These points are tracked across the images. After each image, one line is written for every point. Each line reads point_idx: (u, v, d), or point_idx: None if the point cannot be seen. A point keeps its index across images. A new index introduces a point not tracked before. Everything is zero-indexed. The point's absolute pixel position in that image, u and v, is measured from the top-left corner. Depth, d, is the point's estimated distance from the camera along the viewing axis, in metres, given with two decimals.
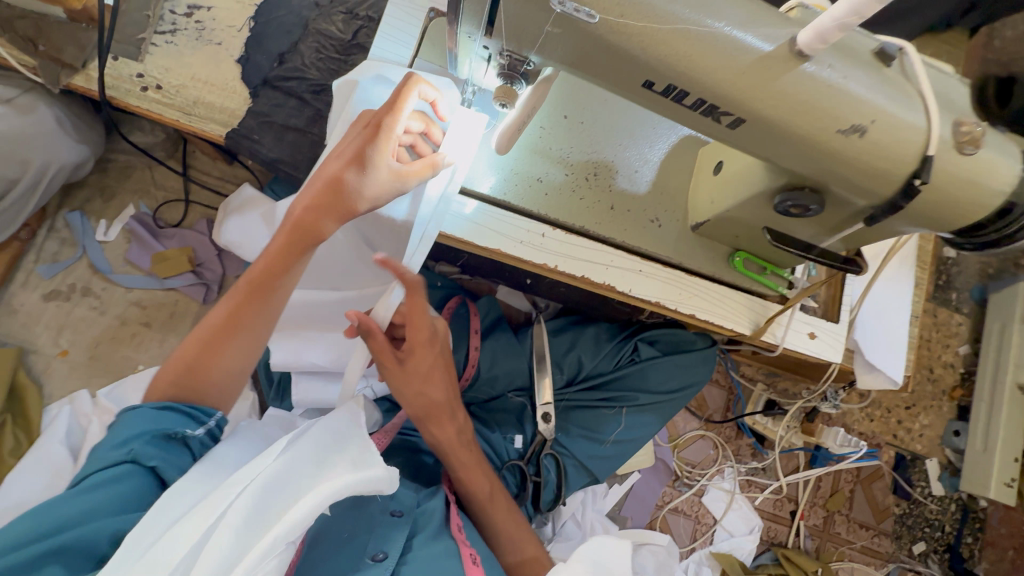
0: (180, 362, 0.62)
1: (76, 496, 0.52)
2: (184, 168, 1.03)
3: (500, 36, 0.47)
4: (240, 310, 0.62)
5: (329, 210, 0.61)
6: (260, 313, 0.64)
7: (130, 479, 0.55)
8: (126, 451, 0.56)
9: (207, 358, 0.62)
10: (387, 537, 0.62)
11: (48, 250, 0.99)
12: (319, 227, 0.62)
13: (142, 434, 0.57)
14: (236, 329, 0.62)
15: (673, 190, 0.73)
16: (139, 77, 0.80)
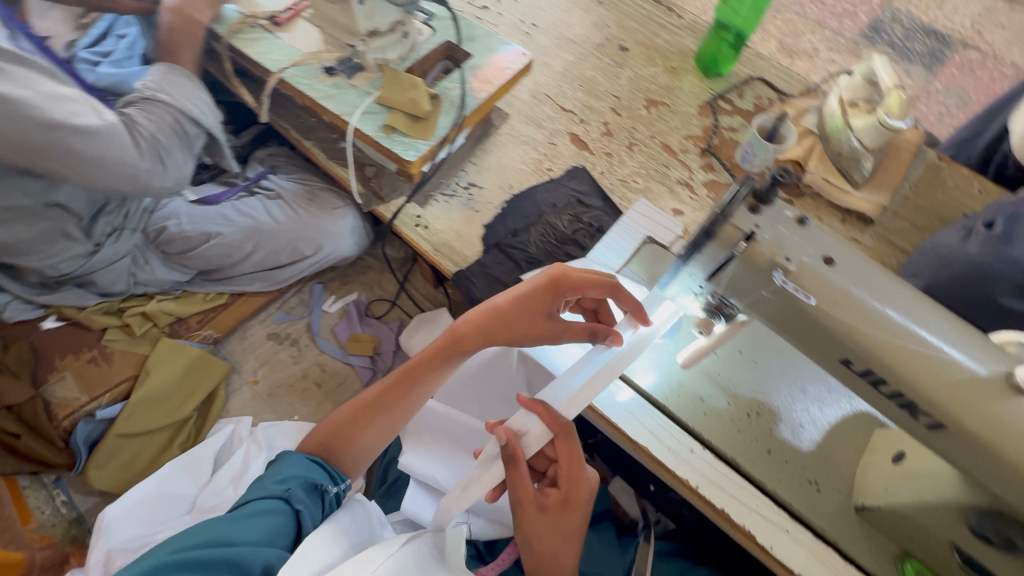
0: (338, 421, 0.81)
1: (239, 519, 0.66)
2: (404, 280, 1.30)
3: (716, 285, 0.58)
4: (389, 391, 0.80)
5: (480, 336, 0.77)
6: (402, 397, 0.80)
7: (278, 515, 0.67)
8: (283, 489, 0.70)
9: (356, 425, 0.79)
10: None
11: (288, 303, 1.29)
12: (466, 343, 0.78)
13: (299, 478, 0.72)
14: (381, 404, 0.80)
15: (836, 458, 0.72)
16: (417, 217, 1.11)
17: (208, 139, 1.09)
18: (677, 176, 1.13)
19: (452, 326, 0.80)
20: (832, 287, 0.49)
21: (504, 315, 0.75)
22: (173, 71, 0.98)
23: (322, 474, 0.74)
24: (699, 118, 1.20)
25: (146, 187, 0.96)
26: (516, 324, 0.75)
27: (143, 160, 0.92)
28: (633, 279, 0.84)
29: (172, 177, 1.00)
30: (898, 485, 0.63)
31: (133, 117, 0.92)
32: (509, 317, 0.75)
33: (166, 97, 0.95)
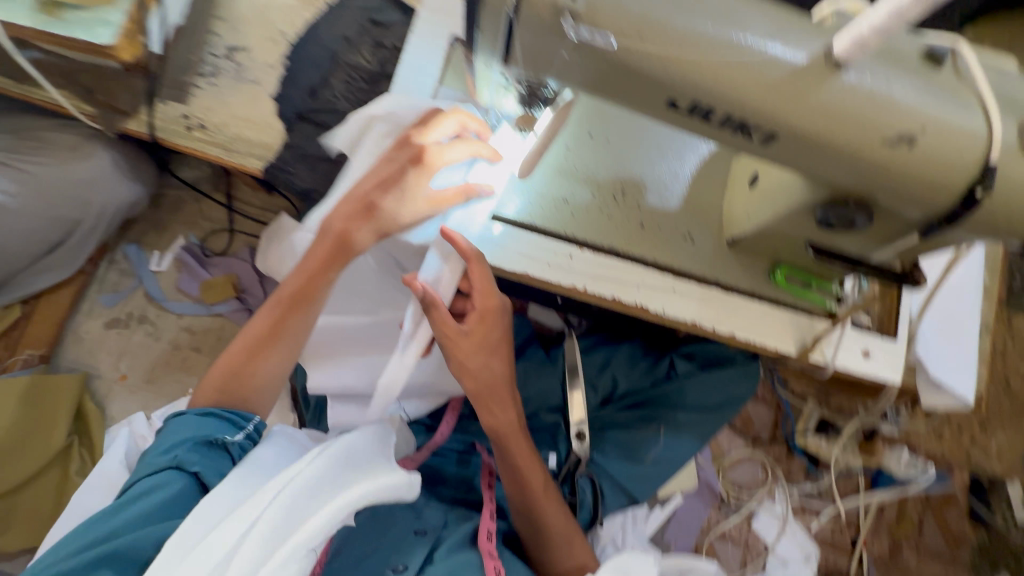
0: (234, 359, 0.69)
1: (124, 506, 0.55)
2: (229, 200, 1.08)
3: (517, 66, 0.45)
4: (285, 318, 0.70)
5: (360, 223, 0.67)
6: (300, 323, 0.71)
7: (173, 483, 0.57)
8: (171, 458, 0.60)
9: (257, 361, 0.69)
10: (409, 552, 0.63)
11: (109, 280, 1.06)
12: (354, 237, 0.68)
13: (184, 441, 0.62)
14: (281, 334, 0.70)
15: (704, 204, 0.71)
16: (184, 118, 0.85)
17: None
18: None
19: (329, 228, 0.69)
20: (631, 16, 0.39)
21: (381, 201, 0.66)
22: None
23: (224, 423, 0.66)
24: None
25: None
26: (394, 207, 0.66)
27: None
28: (454, 97, 0.70)
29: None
30: (756, 206, 0.63)
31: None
32: (383, 199, 0.66)
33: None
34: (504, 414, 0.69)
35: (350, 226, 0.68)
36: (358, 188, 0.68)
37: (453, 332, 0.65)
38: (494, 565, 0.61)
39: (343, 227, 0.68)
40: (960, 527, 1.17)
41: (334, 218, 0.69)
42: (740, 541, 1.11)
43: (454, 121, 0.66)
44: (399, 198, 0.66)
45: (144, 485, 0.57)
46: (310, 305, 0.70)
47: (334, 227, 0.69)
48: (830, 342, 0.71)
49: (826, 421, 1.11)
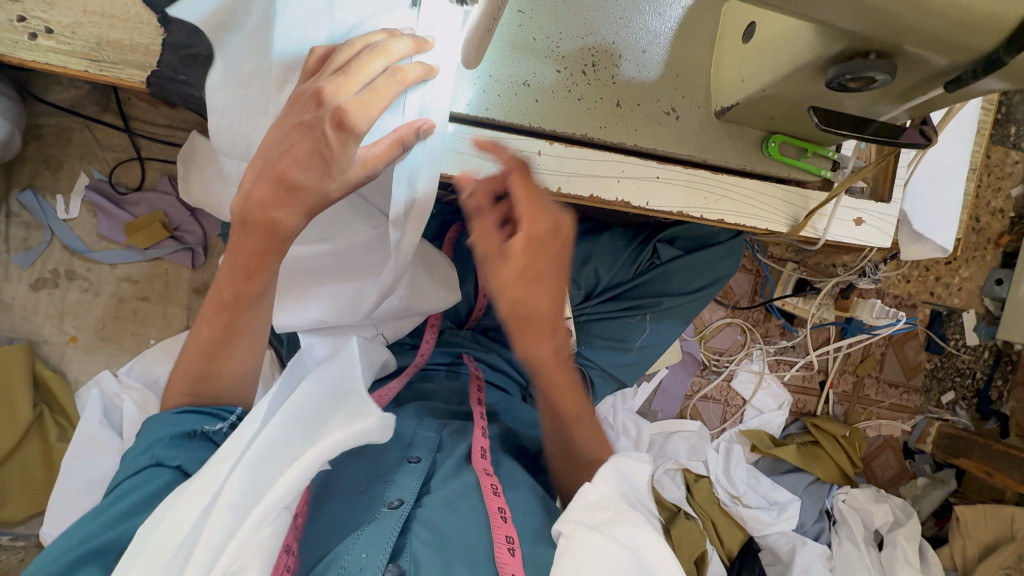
0: (189, 371, 0.61)
1: (109, 504, 0.53)
2: (126, 121, 0.90)
3: None
4: (230, 323, 0.60)
5: (284, 207, 0.53)
6: (251, 323, 0.61)
7: (156, 479, 0.56)
8: (149, 457, 0.57)
9: (213, 371, 0.61)
10: (401, 484, 0.62)
11: (16, 237, 0.92)
12: (277, 220, 0.54)
13: (160, 438, 0.58)
14: (231, 340, 0.60)
15: (688, 69, 0.61)
16: (21, 21, 0.64)
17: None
18: None
19: (243, 212, 0.54)
20: None
21: (301, 177, 0.52)
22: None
23: (198, 419, 0.61)
24: None
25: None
26: (320, 182, 0.52)
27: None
28: None
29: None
30: (753, 67, 0.53)
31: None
32: (305, 175, 0.52)
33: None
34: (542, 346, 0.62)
35: (273, 210, 0.53)
36: (268, 162, 0.52)
37: (494, 249, 0.55)
38: (491, 483, 0.64)
39: (263, 216, 0.54)
40: (917, 358, 1.27)
41: (242, 199, 0.54)
42: (721, 400, 1.20)
43: (374, 60, 0.50)
44: (325, 171, 0.52)
45: (128, 485, 0.55)
46: (257, 301, 0.60)
47: (247, 212, 0.54)
48: (823, 214, 0.66)
49: (804, 282, 1.11)
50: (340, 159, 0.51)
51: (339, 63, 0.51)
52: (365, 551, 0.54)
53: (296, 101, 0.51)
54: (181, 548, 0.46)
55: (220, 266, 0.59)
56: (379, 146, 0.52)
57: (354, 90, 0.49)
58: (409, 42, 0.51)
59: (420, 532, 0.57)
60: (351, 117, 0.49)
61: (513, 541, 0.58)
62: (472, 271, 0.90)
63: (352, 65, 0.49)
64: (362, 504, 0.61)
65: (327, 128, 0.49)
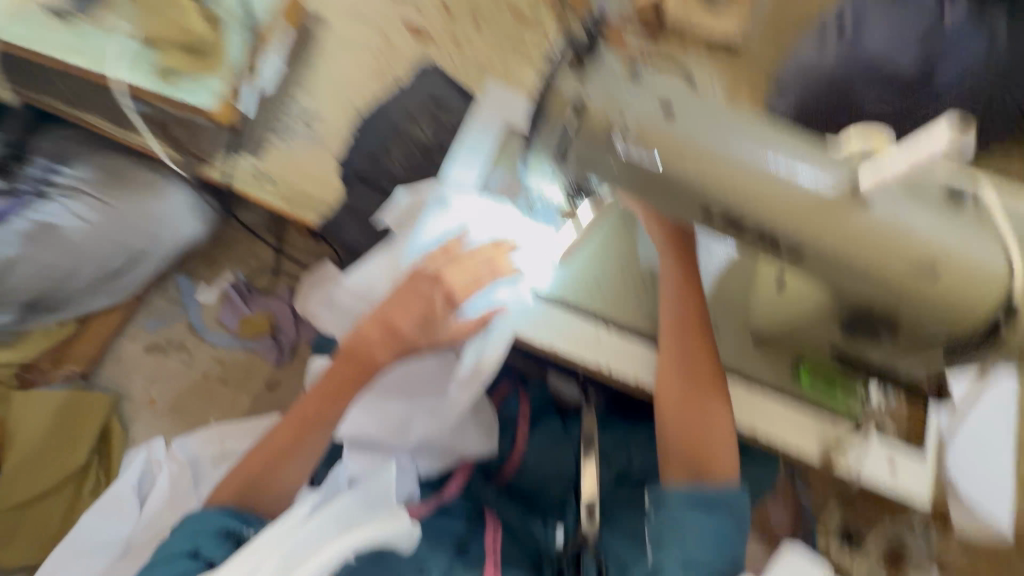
0: (249, 471, 0.69)
1: None
2: (278, 242, 1.15)
3: (568, 164, 0.51)
4: (300, 436, 0.71)
5: (385, 346, 0.72)
6: (317, 440, 0.71)
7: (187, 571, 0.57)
8: (189, 544, 0.59)
9: (269, 477, 0.68)
10: None
11: (156, 307, 1.12)
12: (372, 355, 0.72)
13: (208, 529, 0.61)
14: (297, 450, 0.70)
15: (731, 298, 0.73)
16: (256, 170, 0.93)
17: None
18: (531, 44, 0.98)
19: (350, 346, 0.72)
20: (675, 141, 0.45)
21: (406, 326, 0.71)
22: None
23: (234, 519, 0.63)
24: None
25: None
26: (420, 332, 0.71)
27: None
28: (501, 179, 0.74)
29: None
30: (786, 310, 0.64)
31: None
32: (410, 324, 0.71)
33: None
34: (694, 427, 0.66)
35: (376, 349, 0.72)
36: (384, 311, 0.71)
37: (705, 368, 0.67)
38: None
39: (366, 350, 0.71)
40: None
41: (351, 335, 0.73)
42: None
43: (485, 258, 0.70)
44: (428, 327, 0.71)
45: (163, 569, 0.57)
46: (327, 421, 0.71)
47: (351, 345, 0.72)
48: (854, 449, 0.70)
49: (849, 532, 1.06)
50: (439, 322, 0.70)
51: (454, 253, 0.71)
52: None
53: (416, 276, 0.71)
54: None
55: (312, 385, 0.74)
56: (470, 321, 0.70)
57: (461, 275, 0.69)
58: (507, 250, 0.70)
59: None
60: (457, 297, 0.69)
61: None
62: (513, 428, 0.96)
63: (464, 260, 0.70)
64: None
65: (438, 298, 0.69)
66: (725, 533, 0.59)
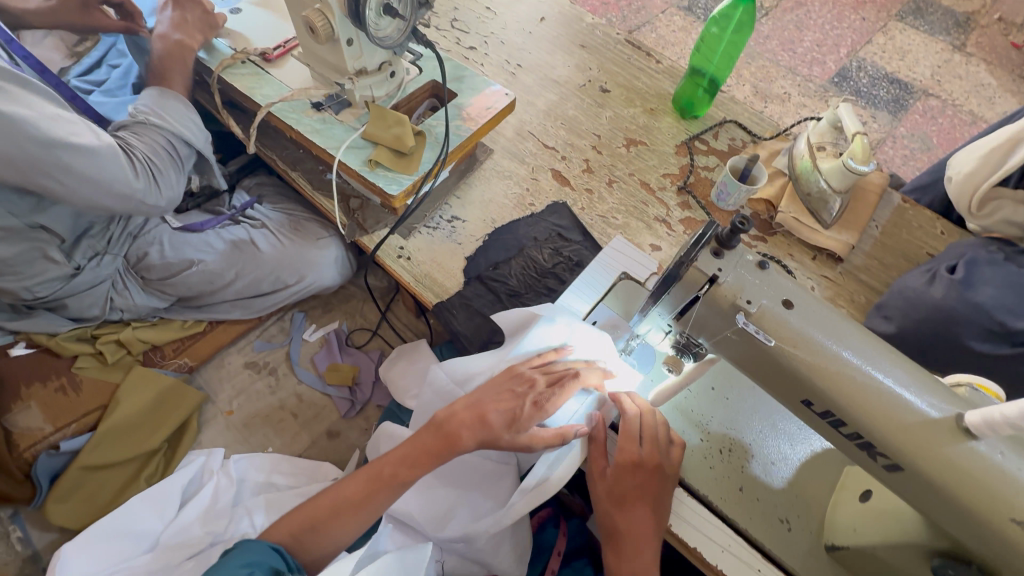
0: (311, 517, 0.73)
1: None
2: (386, 308, 1.29)
3: (686, 322, 0.59)
4: (370, 495, 0.74)
5: (470, 430, 0.74)
6: (380, 503, 0.75)
7: None
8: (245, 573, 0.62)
9: (328, 528, 0.73)
10: None
11: (268, 331, 1.27)
12: (459, 440, 0.74)
13: (262, 564, 0.64)
14: (361, 508, 0.74)
15: (807, 497, 0.72)
16: (400, 249, 1.11)
17: (197, 159, 1.08)
18: (655, 213, 1.14)
19: (439, 424, 0.76)
20: (791, 330, 0.51)
21: (494, 419, 0.73)
22: (165, 95, 0.99)
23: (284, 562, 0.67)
24: (676, 157, 1.22)
25: (140, 206, 0.93)
26: (502, 428, 0.73)
27: (137, 180, 0.89)
28: (607, 315, 0.81)
29: (166, 196, 0.97)
30: (867, 524, 0.65)
31: (130, 141, 0.91)
32: (497, 417, 0.73)
33: (159, 120, 0.95)
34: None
35: (464, 431, 0.74)
36: (481, 399, 0.76)
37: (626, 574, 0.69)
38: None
39: (455, 430, 0.74)
40: None
41: (445, 414, 0.77)
42: None
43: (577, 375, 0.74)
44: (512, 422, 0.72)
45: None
46: (395, 487, 0.75)
47: (443, 424, 0.76)
48: None
49: None
50: (523, 422, 0.72)
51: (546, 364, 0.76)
52: None
53: (513, 375, 0.76)
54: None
55: (392, 449, 0.77)
56: (548, 432, 0.72)
57: (556, 386, 0.73)
58: (599, 375, 0.74)
59: None
60: (549, 404, 0.71)
61: None
62: (543, 558, 0.93)
63: (557, 372, 0.74)
64: None
65: (527, 402, 0.72)
66: None
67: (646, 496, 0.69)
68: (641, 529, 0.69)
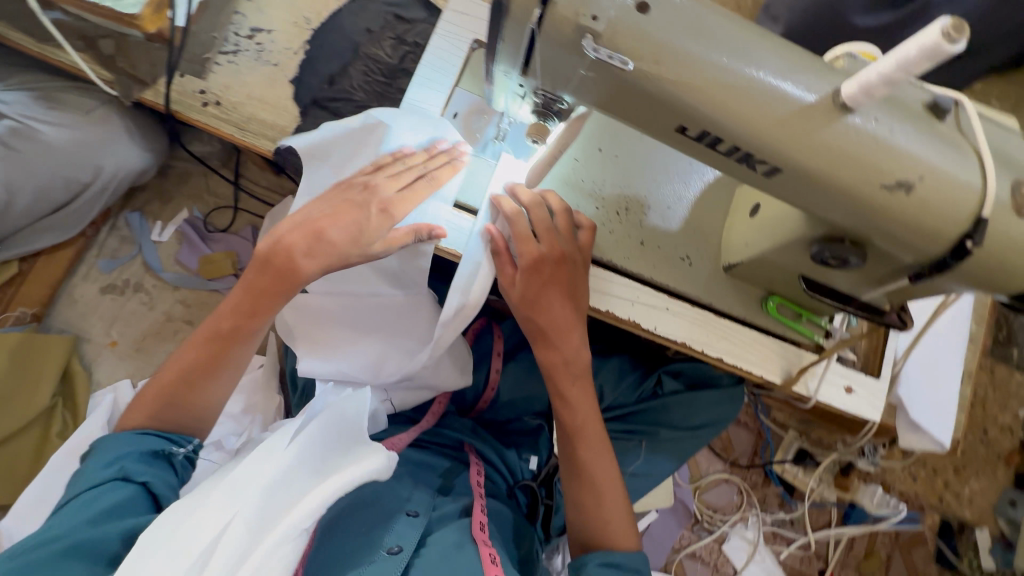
0: (164, 391, 0.67)
1: (89, 521, 0.56)
2: (236, 175, 1.09)
3: (534, 74, 0.47)
4: (218, 352, 0.67)
5: (311, 257, 0.64)
6: (238, 355, 0.69)
7: (119, 492, 0.60)
8: (115, 469, 0.61)
9: (190, 395, 0.67)
10: (403, 533, 0.69)
11: (108, 246, 1.06)
12: (294, 270, 0.64)
13: (131, 453, 0.63)
14: (217, 368, 0.67)
15: (704, 229, 0.72)
16: (201, 93, 0.85)
17: None
18: None
19: (262, 256, 0.65)
20: (648, 40, 0.41)
21: (333, 233, 0.63)
22: None
23: (165, 439, 0.66)
24: None
25: None
26: (350, 244, 0.64)
27: None
28: (469, 99, 0.72)
29: None
30: (756, 237, 0.65)
31: None
32: (338, 233, 0.63)
33: None
34: (600, 460, 0.66)
35: (297, 257, 0.64)
36: (307, 217, 0.65)
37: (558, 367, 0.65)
38: (490, 551, 0.69)
39: (288, 258, 0.64)
40: (927, 569, 1.18)
41: (268, 246, 0.66)
42: (710, 563, 1.12)
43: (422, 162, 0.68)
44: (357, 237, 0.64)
45: (85, 494, 0.59)
46: (246, 338, 0.68)
47: (268, 258, 0.65)
48: (814, 372, 0.72)
49: (804, 453, 1.12)
50: (372, 232, 0.64)
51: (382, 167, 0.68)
52: None
53: (347, 186, 0.67)
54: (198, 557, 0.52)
55: (227, 301, 0.68)
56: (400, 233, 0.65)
57: (397, 190, 0.66)
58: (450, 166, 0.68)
59: None
60: (395, 208, 0.65)
61: None
62: (487, 363, 0.97)
63: (396, 170, 0.67)
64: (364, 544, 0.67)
65: (373, 210, 0.64)
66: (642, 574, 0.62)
67: (559, 286, 0.64)
68: (561, 321, 0.64)
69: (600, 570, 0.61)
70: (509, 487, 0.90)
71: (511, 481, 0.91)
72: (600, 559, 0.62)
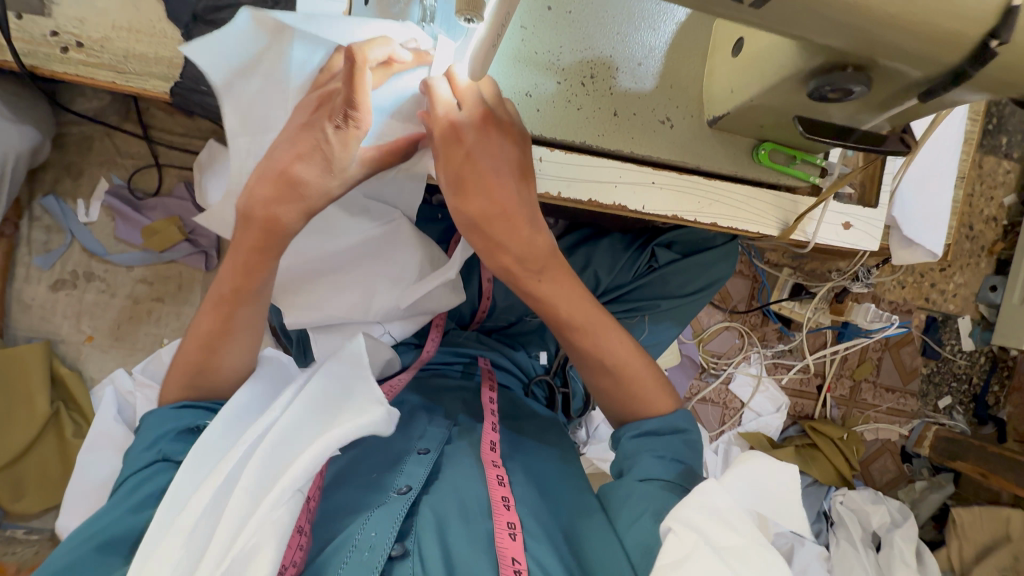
0: (186, 367, 0.60)
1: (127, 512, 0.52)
2: (143, 126, 0.94)
3: None
4: (227, 319, 0.58)
5: (286, 206, 0.53)
6: (248, 322, 0.59)
7: (161, 476, 0.55)
8: (156, 452, 0.56)
9: (211, 368, 0.60)
10: (411, 473, 0.67)
11: (37, 240, 0.95)
12: (277, 221, 0.53)
13: (166, 433, 0.58)
14: (228, 338, 0.58)
15: (681, 81, 0.64)
16: (54, 36, 0.68)
17: None
18: None
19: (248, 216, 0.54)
20: None
21: (304, 172, 0.52)
22: None
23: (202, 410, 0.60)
24: None
25: None
26: (323, 179, 0.53)
27: None
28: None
29: None
30: (742, 81, 0.57)
31: None
32: (308, 171, 0.52)
33: None
34: None
35: (276, 207, 0.53)
36: (269, 159, 0.52)
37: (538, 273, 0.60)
38: (497, 474, 0.67)
39: (265, 213, 0.53)
40: (914, 363, 1.29)
41: (245, 195, 0.54)
42: (719, 402, 1.22)
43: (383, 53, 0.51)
44: (327, 168, 0.52)
45: (133, 478, 0.55)
46: (254, 298, 0.58)
47: (252, 211, 0.53)
48: (812, 218, 0.69)
49: (799, 287, 1.13)
50: (343, 158, 0.52)
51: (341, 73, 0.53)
52: (375, 531, 0.59)
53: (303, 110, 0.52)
54: (203, 518, 0.48)
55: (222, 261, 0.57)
56: (381, 150, 0.54)
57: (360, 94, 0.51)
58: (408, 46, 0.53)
59: (425, 516, 0.62)
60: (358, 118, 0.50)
61: (514, 526, 0.60)
62: (477, 275, 0.93)
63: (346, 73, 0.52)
64: (378, 489, 0.66)
65: (329, 129, 0.50)
66: (681, 454, 0.64)
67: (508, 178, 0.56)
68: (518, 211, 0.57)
69: (635, 441, 0.64)
70: (525, 386, 0.93)
71: (527, 380, 0.95)
72: (633, 432, 0.65)
